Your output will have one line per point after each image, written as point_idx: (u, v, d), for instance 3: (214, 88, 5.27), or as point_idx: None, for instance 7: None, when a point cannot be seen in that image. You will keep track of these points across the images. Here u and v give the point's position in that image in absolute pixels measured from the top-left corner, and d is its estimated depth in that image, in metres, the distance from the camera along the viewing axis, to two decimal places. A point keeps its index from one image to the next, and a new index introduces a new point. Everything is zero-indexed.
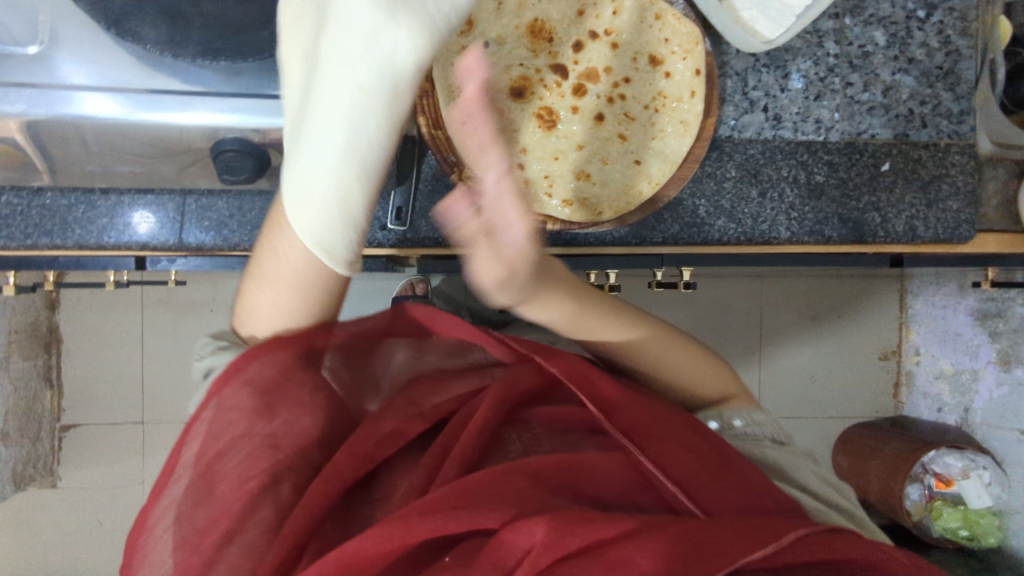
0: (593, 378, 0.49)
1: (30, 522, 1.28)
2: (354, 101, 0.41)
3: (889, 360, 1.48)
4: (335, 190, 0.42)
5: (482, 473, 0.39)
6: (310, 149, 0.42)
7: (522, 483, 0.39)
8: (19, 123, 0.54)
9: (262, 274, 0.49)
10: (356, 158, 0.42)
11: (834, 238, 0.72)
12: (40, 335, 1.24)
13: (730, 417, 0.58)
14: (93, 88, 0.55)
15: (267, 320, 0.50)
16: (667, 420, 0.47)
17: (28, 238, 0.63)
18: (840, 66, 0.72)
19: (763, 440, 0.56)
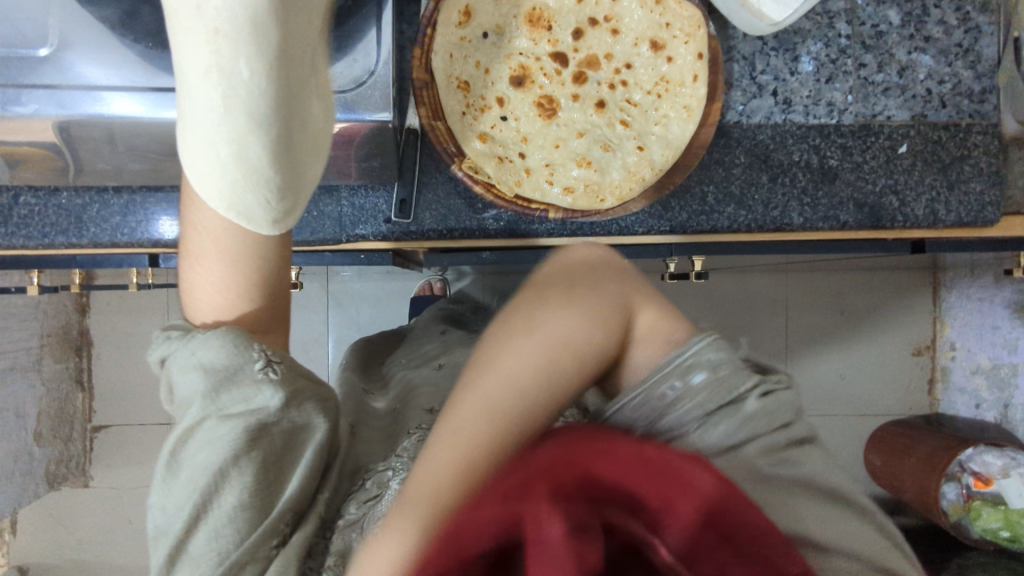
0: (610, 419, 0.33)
1: (64, 520, 1.32)
2: (213, 49, 0.37)
3: (922, 355, 1.42)
4: (230, 147, 0.39)
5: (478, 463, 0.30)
6: (197, 114, 0.40)
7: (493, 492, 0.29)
8: (38, 124, 0.56)
9: (190, 253, 0.46)
10: (237, 110, 0.38)
11: (849, 223, 0.70)
12: (72, 338, 1.28)
13: None
14: (114, 87, 0.55)
15: (206, 300, 0.45)
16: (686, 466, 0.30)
17: (45, 237, 0.65)
18: (852, 47, 0.70)
19: None
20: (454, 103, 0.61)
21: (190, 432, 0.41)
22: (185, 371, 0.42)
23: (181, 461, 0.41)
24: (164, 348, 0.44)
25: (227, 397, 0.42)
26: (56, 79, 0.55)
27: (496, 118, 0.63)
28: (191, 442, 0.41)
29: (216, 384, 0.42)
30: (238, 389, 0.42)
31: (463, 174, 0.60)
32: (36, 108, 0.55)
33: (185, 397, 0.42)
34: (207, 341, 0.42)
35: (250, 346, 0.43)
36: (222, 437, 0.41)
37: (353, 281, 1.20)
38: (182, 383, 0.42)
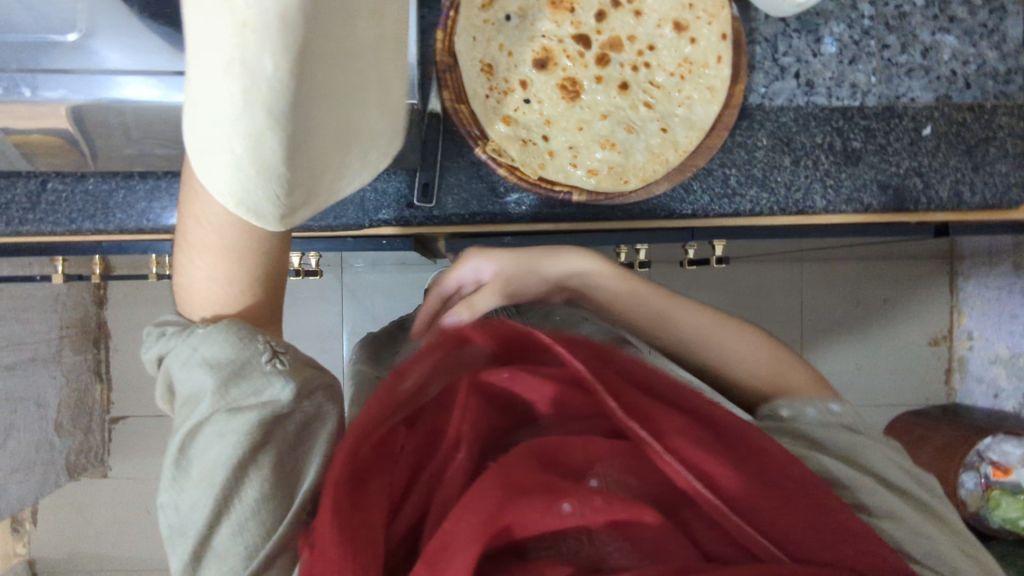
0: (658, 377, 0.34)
1: (83, 511, 1.33)
2: (239, 42, 0.30)
3: (940, 345, 1.41)
4: (245, 143, 0.31)
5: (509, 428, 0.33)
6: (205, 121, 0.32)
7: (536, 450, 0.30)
8: (60, 108, 0.55)
9: (192, 245, 0.45)
10: (257, 104, 0.30)
11: (873, 206, 0.69)
12: (90, 329, 1.29)
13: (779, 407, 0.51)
14: (131, 71, 0.56)
15: (207, 294, 0.45)
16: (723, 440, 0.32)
17: (72, 223, 0.66)
18: (875, 28, 0.69)
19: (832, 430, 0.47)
20: (477, 86, 0.61)
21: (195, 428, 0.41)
22: (189, 368, 0.43)
23: (191, 459, 0.41)
24: (165, 346, 0.45)
25: (234, 391, 0.42)
26: (83, 64, 0.55)
27: (519, 100, 0.63)
28: (199, 436, 0.41)
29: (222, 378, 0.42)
30: (246, 382, 0.42)
31: (486, 156, 0.60)
32: (66, 93, 0.55)
33: (188, 394, 0.43)
34: (211, 335, 0.43)
35: (254, 339, 0.44)
36: (232, 432, 0.40)
37: (369, 272, 1.21)
38: (186, 378, 0.43)
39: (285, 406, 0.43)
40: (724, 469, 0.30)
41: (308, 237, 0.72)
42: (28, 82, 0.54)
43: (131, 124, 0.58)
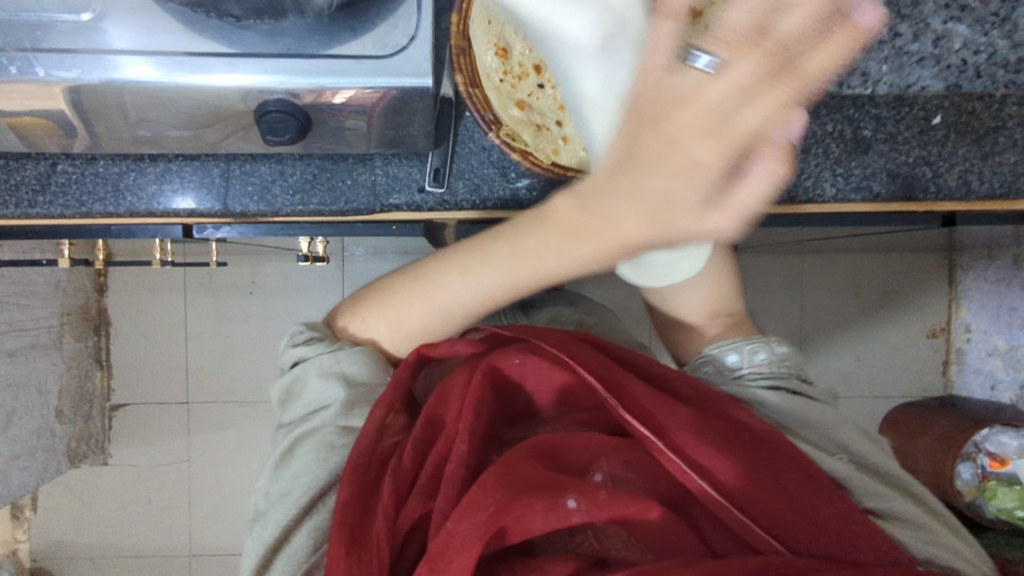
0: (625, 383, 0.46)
1: (83, 498, 1.33)
2: None
3: (938, 338, 1.43)
4: None
5: (513, 454, 0.41)
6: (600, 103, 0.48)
7: (529, 467, 0.40)
8: (65, 89, 0.55)
9: (388, 312, 0.58)
10: None
11: (882, 194, 0.69)
12: (90, 316, 1.29)
13: (754, 351, 0.59)
14: (136, 51, 0.54)
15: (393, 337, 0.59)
16: (682, 418, 0.45)
17: (82, 206, 0.65)
18: (889, 14, 0.67)
19: (788, 381, 0.56)
20: (492, 67, 0.61)
21: (317, 430, 0.52)
22: (323, 378, 0.54)
23: (297, 454, 0.51)
24: (305, 352, 0.56)
25: (359, 412, 0.53)
26: (90, 45, 0.54)
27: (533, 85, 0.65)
28: (307, 440, 0.52)
29: (353, 398, 0.53)
30: (370, 406, 0.53)
31: (500, 142, 0.60)
32: (79, 73, 0.54)
33: (316, 398, 0.54)
34: (354, 355, 0.55)
35: (383, 371, 0.56)
36: (346, 444, 0.51)
37: None
38: (319, 385, 0.54)
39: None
40: (713, 462, 0.43)
41: (317, 223, 0.72)
42: (39, 61, 0.53)
43: (140, 105, 0.57)
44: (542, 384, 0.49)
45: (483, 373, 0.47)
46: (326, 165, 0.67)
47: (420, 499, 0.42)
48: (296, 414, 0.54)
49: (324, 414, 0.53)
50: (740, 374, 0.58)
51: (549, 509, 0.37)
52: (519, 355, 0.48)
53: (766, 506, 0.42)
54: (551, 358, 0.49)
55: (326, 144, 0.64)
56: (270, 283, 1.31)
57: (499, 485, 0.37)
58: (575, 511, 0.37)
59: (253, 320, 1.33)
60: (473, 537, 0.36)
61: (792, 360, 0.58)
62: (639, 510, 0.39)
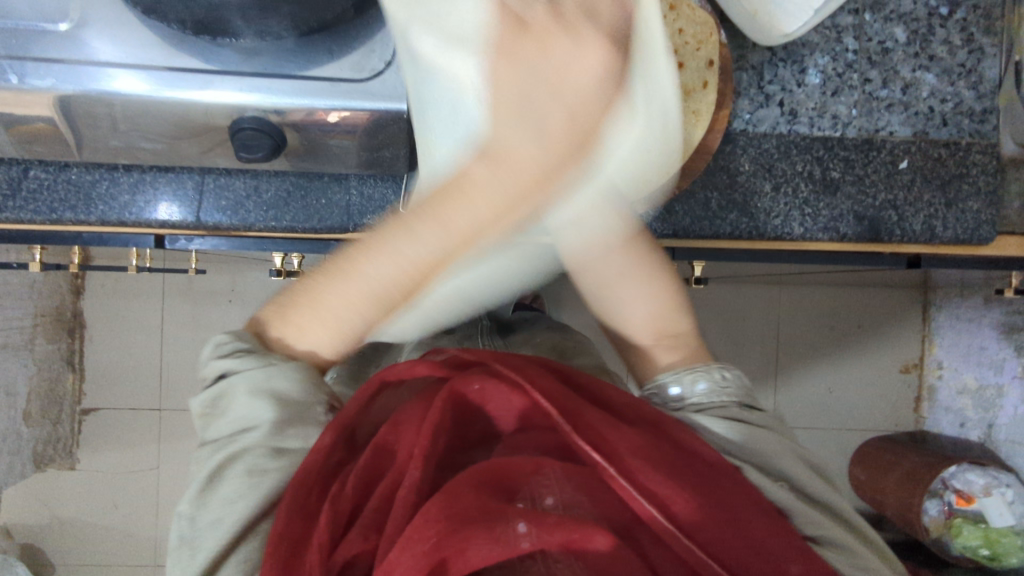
0: (579, 410, 0.47)
1: (45, 503, 1.31)
2: None
3: (910, 373, 1.45)
4: None
5: (457, 485, 0.40)
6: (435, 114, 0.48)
7: (475, 499, 0.39)
8: (51, 97, 0.55)
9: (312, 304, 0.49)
10: None
11: (849, 236, 0.71)
12: (65, 318, 1.28)
13: (693, 381, 0.56)
14: (119, 63, 0.55)
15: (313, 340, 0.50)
16: (636, 446, 0.46)
17: (53, 212, 0.65)
18: (859, 62, 0.71)
19: (726, 409, 0.54)
20: None
21: (242, 457, 0.47)
22: (251, 395, 0.48)
23: (216, 487, 0.46)
24: (228, 364, 0.49)
25: (290, 434, 0.48)
26: (72, 54, 0.54)
27: None
28: (234, 472, 0.46)
29: (288, 417, 0.48)
30: (304, 428, 0.49)
31: None
32: (52, 82, 0.54)
33: (242, 417, 0.48)
34: (285, 371, 0.49)
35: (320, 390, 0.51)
36: (275, 469, 0.47)
37: None
38: (246, 404, 0.48)
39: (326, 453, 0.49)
40: (673, 497, 0.43)
41: (291, 238, 0.73)
42: (16, 69, 0.54)
43: (127, 117, 0.58)
44: (500, 410, 0.49)
45: (442, 401, 0.47)
46: (302, 183, 0.68)
47: (360, 534, 0.41)
48: (220, 434, 0.49)
49: (252, 436, 0.48)
50: (682, 407, 0.55)
51: (495, 540, 0.37)
52: (478, 381, 0.49)
53: (723, 536, 0.42)
54: (511, 382, 0.49)
55: (302, 161, 0.65)
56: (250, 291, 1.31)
57: (444, 513, 0.38)
58: (524, 536, 0.37)
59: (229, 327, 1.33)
60: (415, 567, 0.36)
61: (736, 386, 0.56)
62: (584, 536, 0.38)
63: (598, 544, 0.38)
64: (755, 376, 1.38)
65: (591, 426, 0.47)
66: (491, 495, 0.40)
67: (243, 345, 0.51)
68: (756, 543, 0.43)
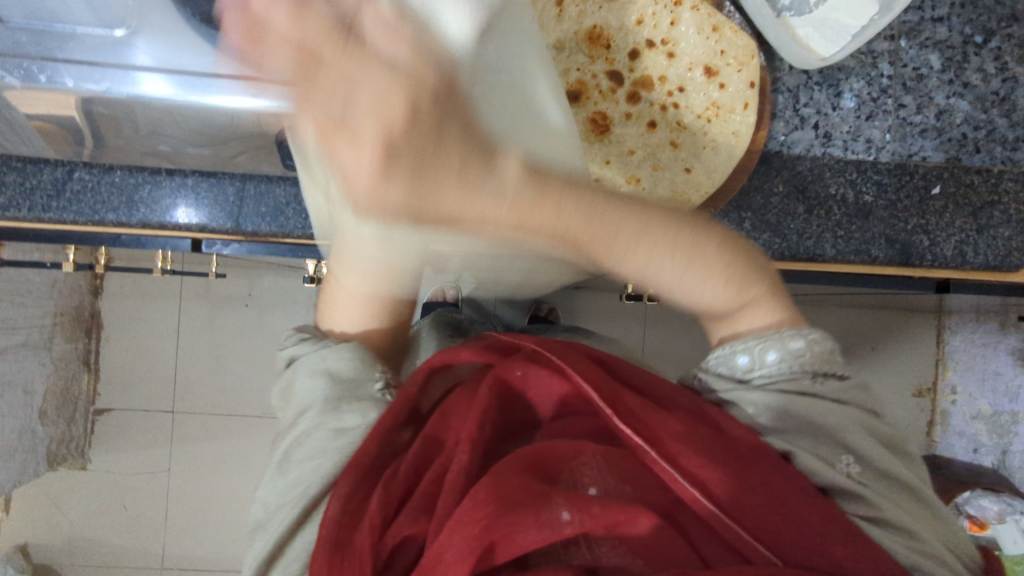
0: (617, 392, 0.48)
1: (56, 502, 1.31)
2: None
3: (924, 397, 1.40)
4: None
5: (502, 469, 0.42)
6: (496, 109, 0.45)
7: (518, 480, 0.41)
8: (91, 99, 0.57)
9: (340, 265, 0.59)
10: None
11: (880, 259, 0.71)
12: (83, 318, 1.29)
13: (763, 350, 0.51)
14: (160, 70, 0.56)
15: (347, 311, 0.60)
16: (675, 427, 0.46)
17: (96, 214, 0.66)
18: (893, 87, 0.72)
19: (798, 382, 0.50)
20: None
21: (306, 434, 0.53)
22: (309, 376, 0.56)
23: (292, 460, 0.53)
24: (295, 351, 0.59)
25: (345, 409, 0.54)
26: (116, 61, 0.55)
27: None
28: (302, 444, 0.53)
29: (341, 394, 0.55)
30: (357, 403, 0.55)
31: None
32: (111, 86, 0.56)
33: (305, 399, 0.56)
34: (337, 353, 0.57)
35: (371, 369, 0.57)
36: (334, 447, 0.52)
37: None
38: (307, 384, 0.56)
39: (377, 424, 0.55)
40: (714, 477, 0.43)
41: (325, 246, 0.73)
42: (61, 72, 0.55)
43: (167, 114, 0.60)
44: (542, 395, 0.52)
45: (487, 388, 0.49)
46: None
47: (410, 515, 0.44)
48: (290, 413, 0.56)
49: (309, 413, 0.54)
50: (750, 378, 0.51)
51: (540, 524, 0.39)
52: (520, 368, 0.51)
53: (772, 518, 0.42)
54: (550, 368, 0.51)
55: None
56: (266, 296, 1.32)
57: (492, 498, 0.40)
58: (567, 523, 0.38)
59: (245, 331, 1.33)
60: (464, 553, 0.38)
61: (817, 355, 0.50)
62: (627, 518, 0.40)
63: (638, 525, 0.40)
64: None
65: (630, 407, 0.47)
66: (535, 479, 0.42)
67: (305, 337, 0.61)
68: (806, 527, 0.42)
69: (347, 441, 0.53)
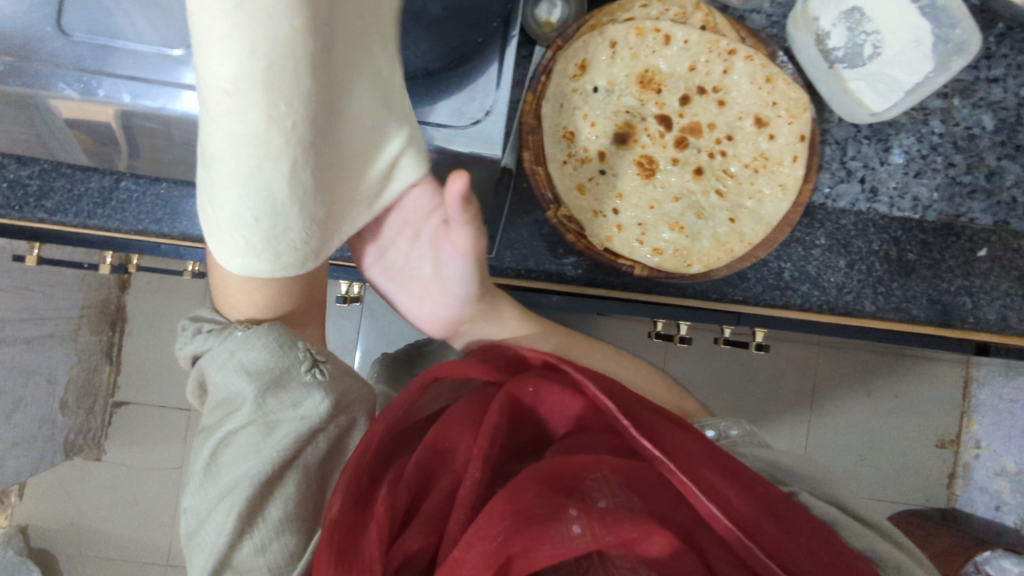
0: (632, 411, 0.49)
1: (70, 491, 1.33)
2: None
3: (947, 449, 1.36)
4: None
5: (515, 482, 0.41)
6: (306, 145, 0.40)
7: (535, 493, 0.40)
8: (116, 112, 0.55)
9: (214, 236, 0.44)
10: None
11: (921, 318, 0.70)
12: (108, 311, 1.31)
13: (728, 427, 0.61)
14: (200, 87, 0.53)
15: (244, 297, 0.56)
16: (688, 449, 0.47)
17: (139, 223, 0.67)
18: (944, 146, 0.71)
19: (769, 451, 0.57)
20: (557, 150, 0.61)
21: (234, 433, 0.49)
22: (222, 370, 0.51)
23: (221, 462, 0.49)
24: (200, 345, 0.54)
25: (272, 400, 0.50)
26: (162, 76, 0.53)
27: (594, 170, 0.63)
28: (233, 442, 0.49)
29: (265, 385, 0.51)
30: (286, 393, 0.51)
31: (557, 223, 0.60)
32: (163, 104, 0.53)
33: (224, 398, 0.51)
34: (249, 341, 0.52)
35: (293, 349, 0.53)
36: (267, 443, 0.49)
37: None
38: (221, 381, 0.51)
39: (321, 420, 0.52)
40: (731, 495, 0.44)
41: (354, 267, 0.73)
42: (95, 83, 0.52)
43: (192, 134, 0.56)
44: (554, 411, 0.52)
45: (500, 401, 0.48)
46: None
47: (419, 531, 0.42)
48: (209, 418, 0.51)
49: (234, 410, 0.50)
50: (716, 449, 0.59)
51: (554, 538, 0.36)
52: (532, 385, 0.51)
53: (783, 537, 0.42)
54: (564, 383, 0.51)
55: None
56: None
57: (508, 511, 0.38)
58: (581, 536, 0.36)
59: None
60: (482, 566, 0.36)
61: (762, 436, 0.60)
62: (642, 535, 0.38)
63: (654, 542, 0.39)
64: (787, 438, 1.34)
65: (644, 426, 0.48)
66: (550, 491, 0.41)
67: (207, 331, 0.55)
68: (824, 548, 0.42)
69: (282, 436, 0.49)
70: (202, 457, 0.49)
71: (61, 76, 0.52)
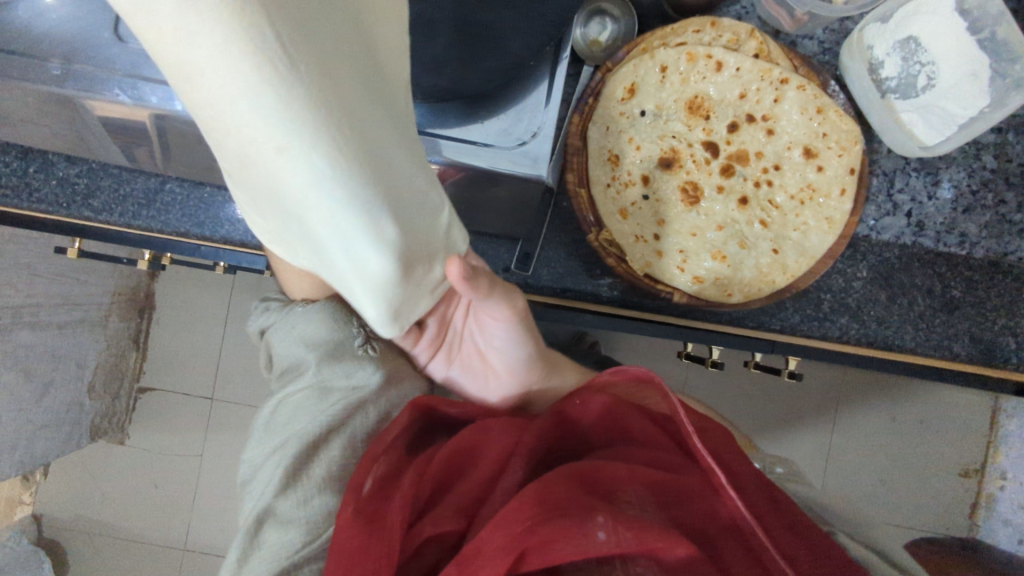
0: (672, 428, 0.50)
1: (93, 473, 1.35)
2: None
3: (970, 478, 1.32)
4: None
5: (543, 483, 0.42)
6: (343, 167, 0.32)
7: (563, 492, 0.41)
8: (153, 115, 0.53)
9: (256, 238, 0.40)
10: None
11: (961, 355, 0.69)
12: (138, 298, 1.33)
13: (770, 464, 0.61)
14: None
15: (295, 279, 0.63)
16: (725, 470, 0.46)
17: (181, 226, 0.68)
18: (995, 182, 0.69)
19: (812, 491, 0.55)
20: (601, 173, 0.62)
21: (297, 397, 0.57)
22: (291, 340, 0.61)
23: (284, 426, 0.55)
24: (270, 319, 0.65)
25: (329, 368, 0.58)
26: None
27: (638, 195, 0.63)
28: (297, 402, 0.57)
29: (323, 356, 0.59)
30: (340, 364, 0.58)
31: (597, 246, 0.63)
32: None
33: (292, 365, 0.61)
34: (309, 316, 0.61)
35: (347, 324, 0.61)
36: (320, 406, 0.56)
37: None
38: (289, 348, 0.61)
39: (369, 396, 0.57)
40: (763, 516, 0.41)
41: None
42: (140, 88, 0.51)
43: None
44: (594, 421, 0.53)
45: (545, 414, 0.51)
46: None
47: (448, 516, 0.44)
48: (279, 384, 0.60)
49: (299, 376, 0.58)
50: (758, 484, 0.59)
51: (574, 537, 0.37)
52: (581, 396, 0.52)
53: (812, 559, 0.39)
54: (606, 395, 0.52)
55: None
56: None
57: (535, 504, 0.39)
58: (603, 540, 0.37)
59: None
60: (501, 552, 0.37)
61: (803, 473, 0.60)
62: (666, 546, 0.37)
63: (677, 552, 0.37)
64: (807, 459, 1.33)
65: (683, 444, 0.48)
66: (578, 493, 0.42)
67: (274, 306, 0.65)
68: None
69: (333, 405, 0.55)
70: (271, 416, 0.58)
71: (115, 82, 0.51)
